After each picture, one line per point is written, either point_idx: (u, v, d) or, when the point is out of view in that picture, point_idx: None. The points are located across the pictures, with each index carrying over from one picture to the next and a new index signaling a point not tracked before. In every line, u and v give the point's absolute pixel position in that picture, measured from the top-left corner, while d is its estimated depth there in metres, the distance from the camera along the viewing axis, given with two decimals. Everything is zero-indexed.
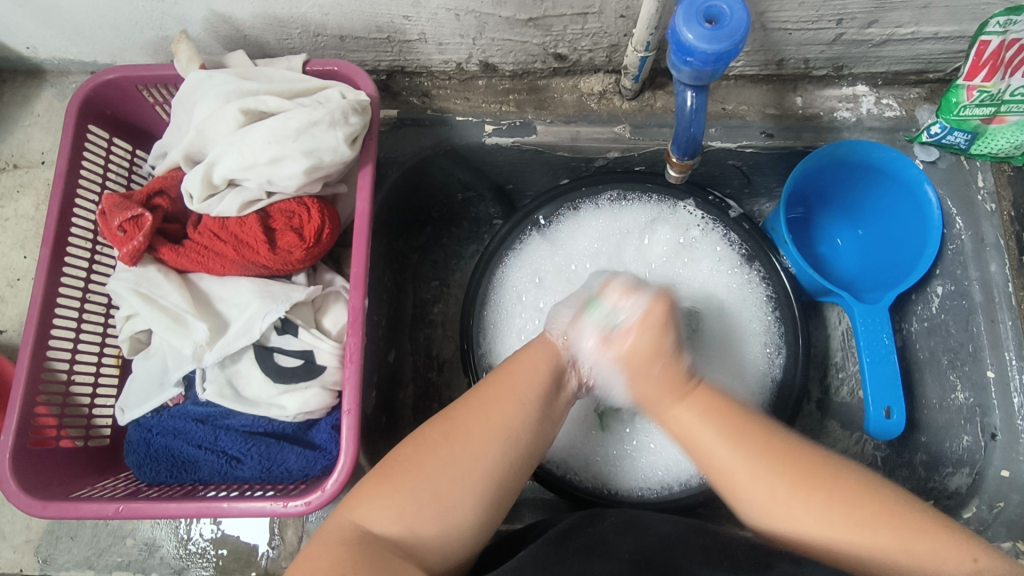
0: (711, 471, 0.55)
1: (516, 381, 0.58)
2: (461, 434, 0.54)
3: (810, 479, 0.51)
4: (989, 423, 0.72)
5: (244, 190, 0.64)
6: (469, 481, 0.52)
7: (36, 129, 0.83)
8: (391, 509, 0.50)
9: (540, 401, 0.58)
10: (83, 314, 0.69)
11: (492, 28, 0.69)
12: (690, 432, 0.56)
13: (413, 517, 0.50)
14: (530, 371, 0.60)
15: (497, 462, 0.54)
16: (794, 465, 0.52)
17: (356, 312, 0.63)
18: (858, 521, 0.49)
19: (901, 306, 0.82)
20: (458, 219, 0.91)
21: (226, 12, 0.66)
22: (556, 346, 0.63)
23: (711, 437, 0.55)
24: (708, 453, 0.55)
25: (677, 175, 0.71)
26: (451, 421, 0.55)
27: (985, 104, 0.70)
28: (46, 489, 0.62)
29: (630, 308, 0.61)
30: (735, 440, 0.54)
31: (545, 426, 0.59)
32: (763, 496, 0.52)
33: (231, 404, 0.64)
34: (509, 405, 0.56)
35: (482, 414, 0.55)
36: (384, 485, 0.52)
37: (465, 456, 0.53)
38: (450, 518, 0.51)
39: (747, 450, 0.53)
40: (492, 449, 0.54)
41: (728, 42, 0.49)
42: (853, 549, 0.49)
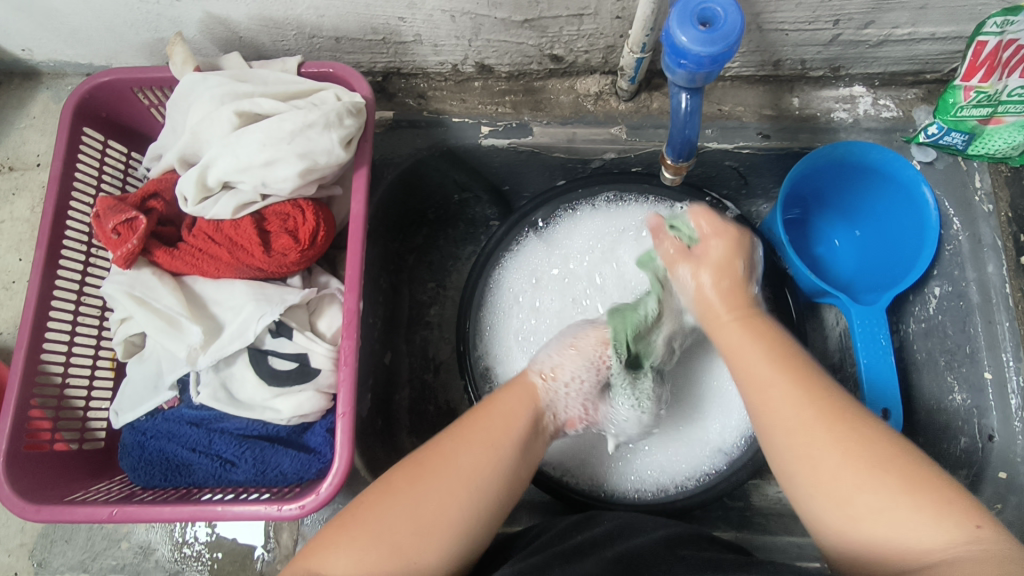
0: (745, 386, 0.55)
1: (491, 425, 0.58)
2: (428, 478, 0.53)
3: (834, 414, 0.50)
4: (986, 425, 0.72)
5: (239, 192, 0.64)
6: (432, 530, 0.51)
7: (31, 132, 0.83)
8: (348, 552, 0.50)
9: (516, 446, 0.58)
10: (78, 317, 0.69)
11: (487, 29, 0.69)
12: (738, 348, 0.57)
13: (370, 562, 0.49)
14: (508, 415, 0.59)
15: (463, 511, 0.53)
16: (818, 398, 0.51)
17: (351, 314, 0.63)
18: (859, 464, 0.47)
19: (899, 306, 0.81)
20: (455, 221, 0.91)
21: (221, 14, 0.66)
22: (533, 387, 0.63)
23: (756, 354, 0.55)
24: (745, 365, 0.56)
25: (673, 176, 0.71)
26: (418, 467, 0.54)
27: (982, 105, 0.70)
28: (41, 492, 0.62)
29: (707, 230, 0.64)
30: (777, 359, 0.54)
31: (522, 472, 0.58)
32: (782, 413, 0.52)
33: (225, 407, 0.64)
34: (482, 450, 0.56)
35: (450, 460, 0.55)
36: (343, 531, 0.51)
37: (429, 503, 0.52)
38: (410, 565, 0.50)
39: (784, 370, 0.54)
40: (459, 497, 0.53)
41: (723, 44, 0.49)
42: (845, 495, 0.47)
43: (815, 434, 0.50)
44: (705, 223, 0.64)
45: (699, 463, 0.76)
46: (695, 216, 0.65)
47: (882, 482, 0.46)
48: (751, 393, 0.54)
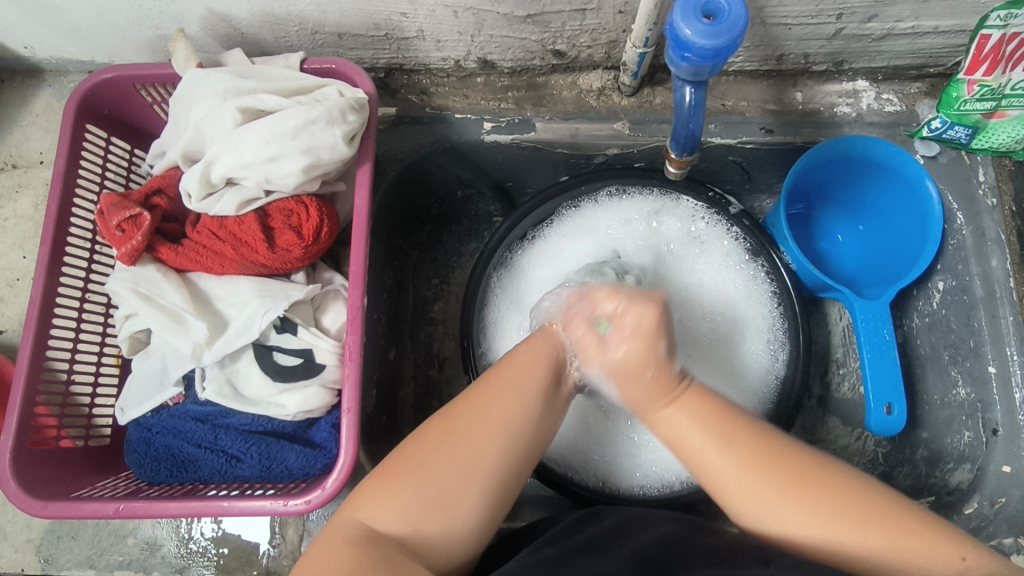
0: (703, 474, 0.54)
1: (518, 375, 0.57)
2: (463, 432, 0.53)
3: (804, 478, 0.50)
4: (990, 419, 0.72)
5: (243, 188, 0.64)
6: (473, 480, 0.51)
7: (34, 129, 0.83)
8: (393, 507, 0.50)
9: (542, 393, 0.57)
10: (82, 313, 0.69)
11: (490, 25, 0.69)
12: (680, 435, 0.56)
13: (417, 515, 0.50)
14: (530, 364, 0.59)
15: (503, 462, 0.53)
16: (780, 466, 0.51)
17: (355, 310, 0.63)
18: (838, 513, 0.49)
19: (903, 301, 0.81)
20: (458, 217, 0.91)
21: (224, 10, 0.66)
22: (554, 336, 0.62)
23: (700, 438, 0.54)
24: (699, 457, 0.54)
25: (676, 171, 0.71)
26: (453, 418, 0.54)
27: (985, 98, 0.70)
28: (47, 488, 0.62)
29: (618, 310, 0.59)
30: (726, 440, 0.53)
31: (551, 414, 0.58)
32: (752, 493, 0.51)
33: (230, 403, 0.64)
34: (510, 399, 0.55)
35: (481, 412, 0.54)
36: (388, 484, 0.51)
37: (467, 455, 0.52)
38: (456, 517, 0.50)
39: (741, 450, 0.53)
40: (496, 447, 0.53)
41: (727, 37, 0.49)
42: (835, 541, 0.48)
43: (798, 500, 0.50)
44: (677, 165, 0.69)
45: None
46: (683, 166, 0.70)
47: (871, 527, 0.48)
48: (714, 485, 0.53)
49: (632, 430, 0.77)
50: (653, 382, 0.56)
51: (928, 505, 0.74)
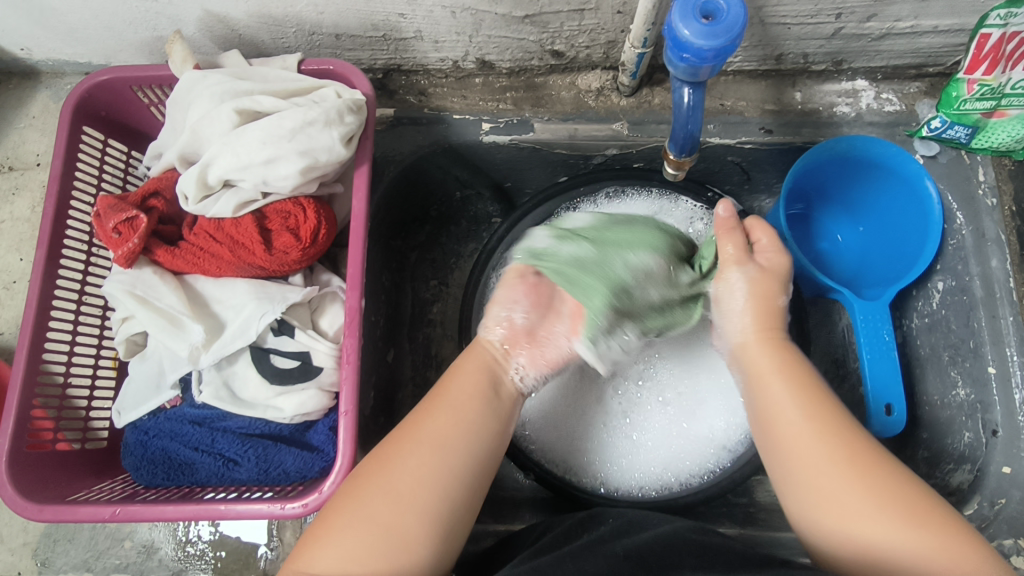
0: (768, 420, 0.56)
1: (453, 397, 0.58)
2: (394, 462, 0.53)
3: (856, 458, 0.52)
4: (990, 419, 0.71)
5: (240, 190, 0.64)
6: (408, 508, 0.51)
7: (31, 131, 0.82)
8: (330, 550, 0.49)
9: (476, 410, 0.58)
10: (79, 316, 0.69)
11: (488, 25, 0.69)
12: (762, 378, 0.58)
13: (353, 551, 0.49)
14: (463, 385, 0.59)
15: (438, 485, 0.53)
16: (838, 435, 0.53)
17: (353, 312, 0.63)
18: (873, 496, 0.49)
19: (903, 301, 0.80)
20: (456, 219, 0.90)
21: (220, 11, 0.66)
22: (483, 348, 0.63)
23: (778, 389, 0.57)
24: (771, 401, 0.57)
25: (674, 172, 0.71)
26: (386, 450, 0.54)
27: (985, 98, 0.70)
28: (44, 492, 0.62)
29: (761, 255, 0.63)
30: (803, 398, 0.55)
31: (496, 430, 0.58)
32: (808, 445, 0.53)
33: (227, 406, 0.64)
34: (443, 423, 0.56)
35: (413, 439, 0.55)
36: (324, 531, 0.51)
37: (399, 482, 0.52)
38: (398, 546, 0.50)
39: (812, 413, 0.54)
40: (430, 470, 0.53)
41: (725, 37, 0.49)
42: (854, 523, 0.49)
43: (838, 474, 0.51)
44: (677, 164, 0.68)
45: (702, 461, 0.75)
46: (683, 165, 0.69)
47: (897, 520, 0.48)
48: (774, 433, 0.55)
49: (630, 430, 0.77)
50: (771, 322, 0.60)
51: None
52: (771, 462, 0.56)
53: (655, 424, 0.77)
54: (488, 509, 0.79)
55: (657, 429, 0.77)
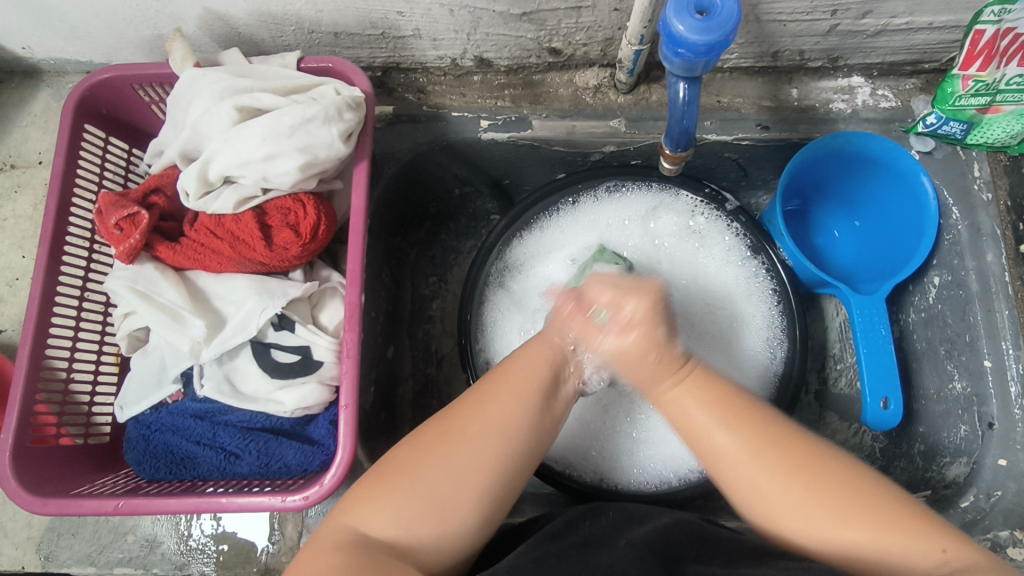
0: (706, 455, 0.54)
1: (515, 380, 0.58)
2: (457, 434, 0.53)
3: (794, 467, 0.50)
4: (986, 412, 0.72)
5: (240, 186, 0.65)
6: (467, 480, 0.51)
7: (33, 129, 0.83)
8: (386, 510, 0.49)
9: (539, 399, 0.58)
10: (81, 312, 0.69)
11: (486, 23, 0.69)
12: (683, 416, 0.55)
13: (410, 514, 0.49)
14: (528, 371, 0.59)
15: (497, 466, 0.53)
16: (791, 455, 0.51)
17: (353, 307, 0.63)
18: (822, 498, 0.49)
19: (899, 297, 0.81)
20: (456, 216, 0.91)
21: (221, 10, 0.66)
22: (558, 342, 0.63)
23: (705, 420, 0.54)
24: (704, 441, 0.54)
25: (671, 167, 0.71)
26: (448, 419, 0.54)
27: (980, 93, 0.70)
28: (47, 486, 0.62)
29: (611, 303, 0.58)
30: (732, 423, 0.53)
31: (547, 419, 0.59)
32: (758, 471, 0.51)
33: (229, 400, 0.65)
34: (508, 403, 0.56)
35: (480, 413, 0.54)
36: (379, 486, 0.51)
37: (462, 454, 0.52)
38: (450, 517, 0.50)
39: (744, 437, 0.52)
40: (493, 448, 0.53)
41: (719, 33, 0.49)
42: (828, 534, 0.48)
43: (792, 490, 0.50)
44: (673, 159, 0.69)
45: None
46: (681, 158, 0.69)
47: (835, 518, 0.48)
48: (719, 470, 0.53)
49: (631, 428, 0.78)
50: (648, 368, 0.56)
51: (924, 499, 0.74)
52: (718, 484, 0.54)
53: (656, 423, 0.77)
54: None
55: (659, 428, 0.77)
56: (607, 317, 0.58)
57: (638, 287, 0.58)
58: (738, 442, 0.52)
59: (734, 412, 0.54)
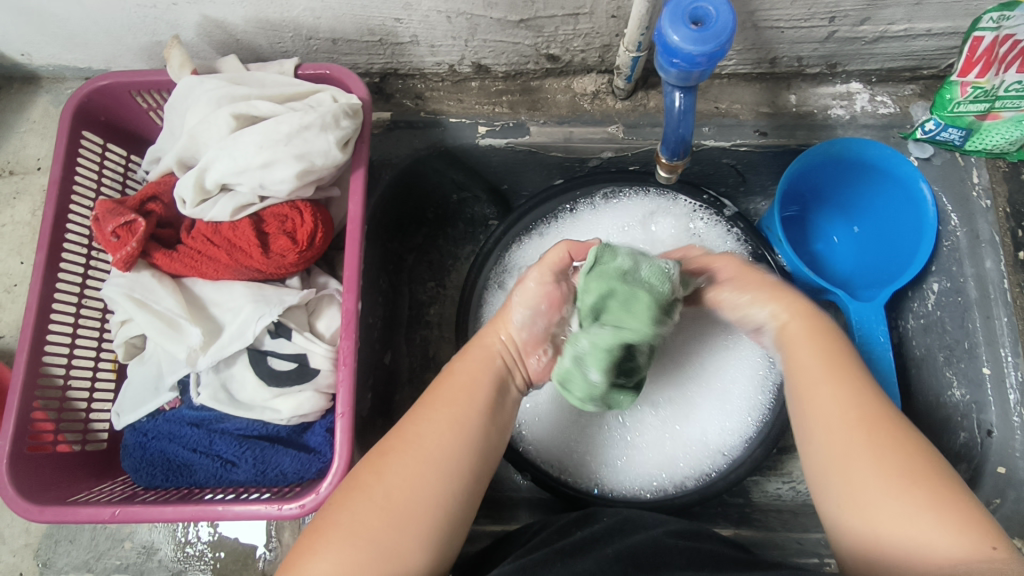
0: (795, 388, 0.55)
1: (452, 396, 0.55)
2: (391, 472, 0.50)
3: (874, 421, 0.50)
4: (985, 420, 0.72)
5: (237, 194, 0.65)
6: (408, 518, 0.48)
7: (32, 136, 0.83)
8: (328, 556, 0.46)
9: (479, 418, 0.54)
10: (79, 319, 0.69)
11: (483, 29, 0.69)
12: (795, 339, 0.57)
13: (353, 562, 0.46)
14: (464, 389, 0.56)
15: (439, 497, 0.50)
16: (868, 410, 0.50)
17: (349, 315, 0.63)
18: (879, 457, 0.48)
19: (898, 302, 0.81)
20: (453, 220, 0.91)
21: (218, 17, 0.66)
22: (494, 351, 0.59)
23: (808, 352, 0.55)
24: (798, 362, 0.55)
25: (668, 174, 0.71)
26: (382, 456, 0.51)
27: (979, 100, 0.70)
28: (44, 493, 0.62)
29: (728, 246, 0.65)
30: (831, 362, 0.54)
31: (496, 436, 0.56)
32: (830, 410, 0.51)
33: (225, 408, 0.65)
34: (442, 429, 0.53)
35: (415, 444, 0.52)
36: (320, 536, 0.48)
37: (399, 491, 0.49)
38: (398, 560, 0.47)
39: (838, 377, 0.53)
40: (431, 481, 0.50)
41: (715, 43, 0.49)
42: (875, 499, 0.46)
43: (858, 434, 0.49)
44: (666, 165, 0.68)
45: (699, 464, 0.76)
46: (681, 167, 0.69)
47: (900, 480, 0.46)
48: (801, 390, 0.54)
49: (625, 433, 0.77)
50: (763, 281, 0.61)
51: None
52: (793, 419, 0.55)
53: (648, 430, 0.77)
54: (484, 510, 0.79)
55: (652, 436, 0.77)
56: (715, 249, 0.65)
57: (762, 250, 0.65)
58: (825, 373, 0.53)
59: (823, 351, 0.55)
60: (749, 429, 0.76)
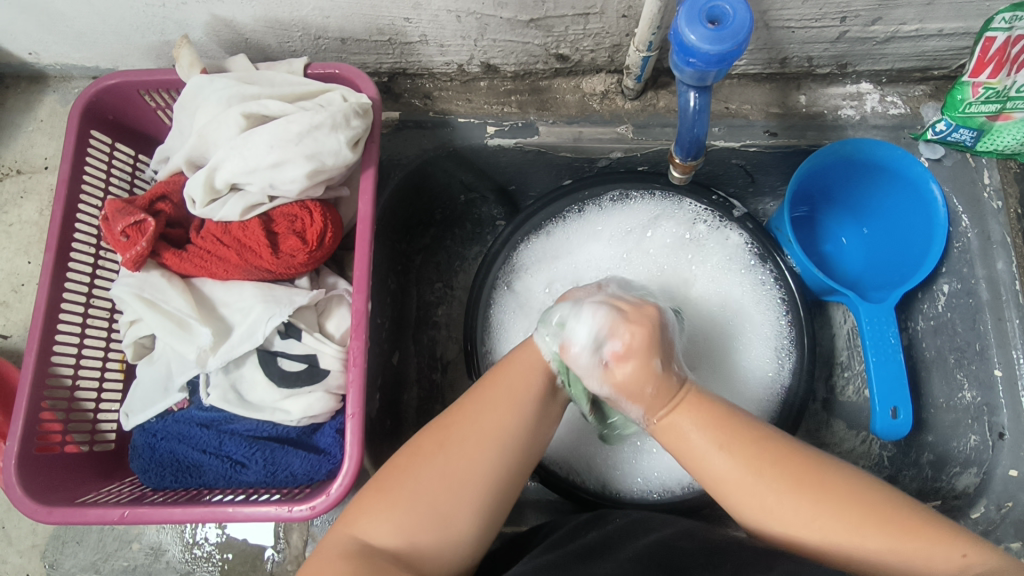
0: (709, 478, 0.52)
1: (513, 381, 0.56)
2: (455, 446, 0.52)
3: (807, 479, 0.50)
4: (996, 422, 0.71)
5: (247, 194, 0.64)
6: (466, 491, 0.50)
7: (38, 135, 0.83)
8: (388, 521, 0.49)
9: (539, 399, 0.56)
10: (87, 319, 0.69)
11: (493, 29, 0.69)
12: (682, 439, 0.53)
13: (411, 527, 0.49)
14: (525, 371, 0.56)
15: (496, 471, 0.52)
16: (795, 474, 0.50)
17: (360, 315, 0.63)
18: (836, 518, 0.48)
19: (908, 304, 0.81)
20: (461, 221, 0.90)
21: (227, 16, 0.66)
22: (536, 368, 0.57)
23: (704, 443, 0.52)
24: (698, 456, 0.52)
25: (683, 176, 0.71)
26: (447, 429, 0.52)
27: (991, 101, 0.70)
28: (52, 494, 0.62)
29: (618, 326, 0.53)
30: (728, 445, 0.52)
31: (546, 419, 0.57)
32: (764, 494, 0.50)
33: (235, 409, 0.65)
34: (505, 408, 0.54)
35: (477, 420, 0.53)
36: (382, 496, 0.50)
37: (460, 463, 0.51)
38: (449, 528, 0.49)
39: (746, 453, 0.51)
40: (489, 458, 0.52)
41: (731, 42, 0.49)
42: (848, 556, 0.47)
43: (802, 503, 0.49)
44: (682, 168, 0.69)
45: None
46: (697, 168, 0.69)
47: (852, 527, 0.48)
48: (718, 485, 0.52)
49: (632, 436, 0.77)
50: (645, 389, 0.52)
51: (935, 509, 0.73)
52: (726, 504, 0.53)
53: None
54: None
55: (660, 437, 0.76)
56: (607, 342, 0.53)
57: (637, 315, 0.54)
58: (736, 459, 0.51)
59: (714, 431, 0.52)
60: None
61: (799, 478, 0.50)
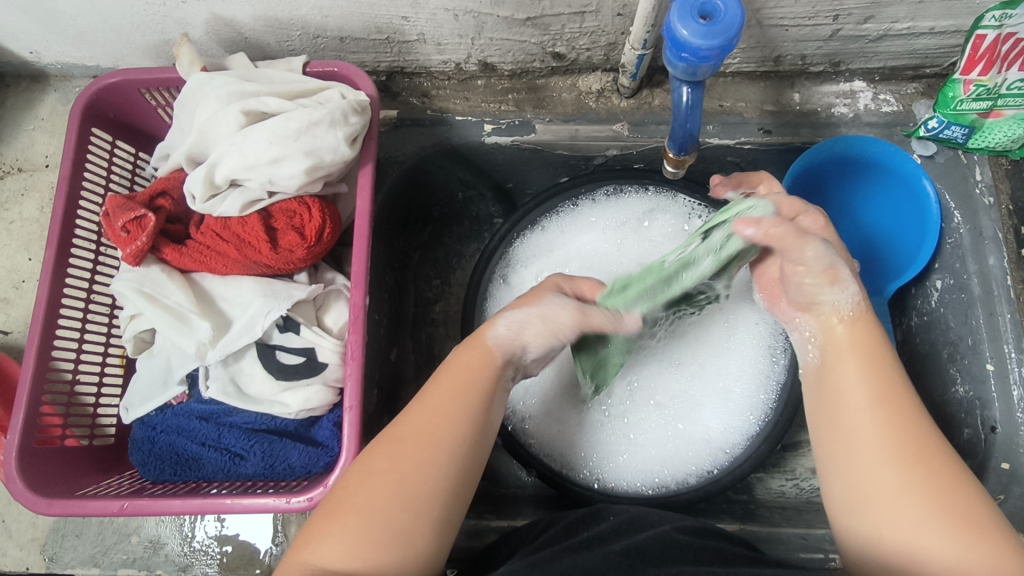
0: (835, 419, 0.52)
1: (455, 384, 0.54)
2: (408, 461, 0.50)
3: (926, 468, 0.47)
4: (988, 416, 0.72)
5: (246, 189, 0.65)
6: (419, 503, 0.48)
7: (40, 133, 0.84)
8: (342, 543, 0.46)
9: (484, 398, 0.54)
10: (87, 314, 0.70)
11: (490, 28, 0.70)
12: (840, 378, 0.53)
13: (364, 547, 0.46)
14: (471, 372, 0.55)
15: (450, 481, 0.50)
16: (922, 453, 0.48)
17: (357, 310, 0.63)
18: (933, 509, 0.45)
19: (902, 300, 0.82)
20: (459, 219, 0.91)
21: (227, 14, 0.67)
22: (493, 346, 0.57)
23: (859, 383, 0.52)
24: (846, 391, 0.52)
25: (675, 170, 0.72)
26: (397, 443, 0.50)
27: (982, 98, 0.70)
28: (52, 486, 0.62)
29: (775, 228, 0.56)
30: (881, 397, 0.51)
31: (494, 420, 0.55)
32: (872, 448, 0.49)
33: (234, 402, 0.65)
34: (452, 413, 0.52)
35: (432, 428, 0.51)
36: (332, 519, 0.48)
37: (412, 476, 0.49)
38: (407, 546, 0.47)
39: (884, 410, 0.50)
40: (442, 468, 0.50)
41: (723, 37, 0.50)
42: (921, 549, 0.45)
43: (911, 478, 0.47)
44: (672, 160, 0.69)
45: (703, 461, 0.75)
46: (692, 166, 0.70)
47: (946, 525, 0.45)
48: (840, 425, 0.51)
49: (625, 430, 0.77)
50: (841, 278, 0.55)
51: None
52: (824, 446, 0.52)
53: (646, 426, 0.77)
54: (488, 506, 0.79)
55: (651, 433, 0.77)
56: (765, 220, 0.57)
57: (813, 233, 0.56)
58: (871, 405, 0.51)
59: (877, 380, 0.52)
60: (751, 427, 0.75)
61: (920, 461, 0.48)
